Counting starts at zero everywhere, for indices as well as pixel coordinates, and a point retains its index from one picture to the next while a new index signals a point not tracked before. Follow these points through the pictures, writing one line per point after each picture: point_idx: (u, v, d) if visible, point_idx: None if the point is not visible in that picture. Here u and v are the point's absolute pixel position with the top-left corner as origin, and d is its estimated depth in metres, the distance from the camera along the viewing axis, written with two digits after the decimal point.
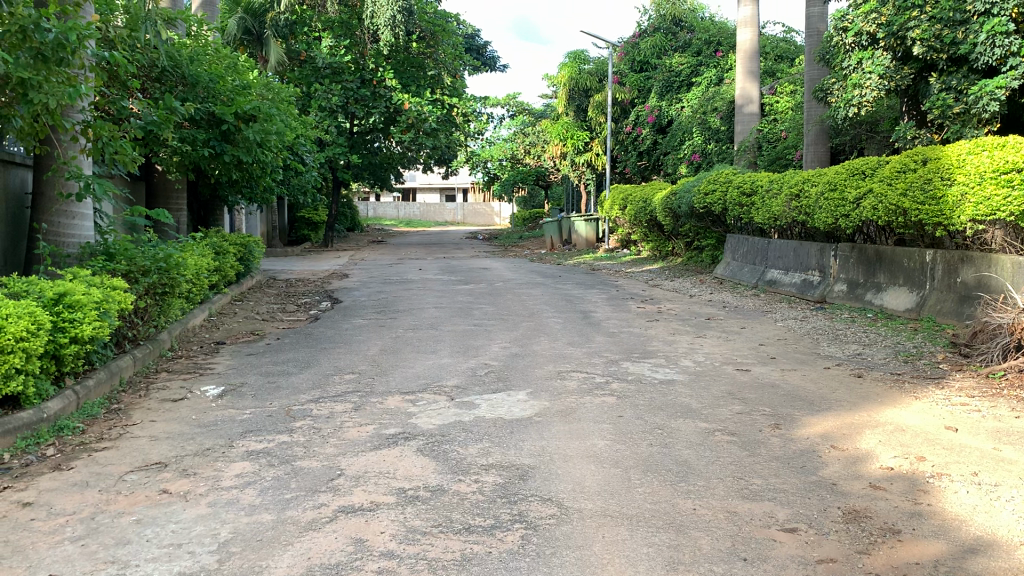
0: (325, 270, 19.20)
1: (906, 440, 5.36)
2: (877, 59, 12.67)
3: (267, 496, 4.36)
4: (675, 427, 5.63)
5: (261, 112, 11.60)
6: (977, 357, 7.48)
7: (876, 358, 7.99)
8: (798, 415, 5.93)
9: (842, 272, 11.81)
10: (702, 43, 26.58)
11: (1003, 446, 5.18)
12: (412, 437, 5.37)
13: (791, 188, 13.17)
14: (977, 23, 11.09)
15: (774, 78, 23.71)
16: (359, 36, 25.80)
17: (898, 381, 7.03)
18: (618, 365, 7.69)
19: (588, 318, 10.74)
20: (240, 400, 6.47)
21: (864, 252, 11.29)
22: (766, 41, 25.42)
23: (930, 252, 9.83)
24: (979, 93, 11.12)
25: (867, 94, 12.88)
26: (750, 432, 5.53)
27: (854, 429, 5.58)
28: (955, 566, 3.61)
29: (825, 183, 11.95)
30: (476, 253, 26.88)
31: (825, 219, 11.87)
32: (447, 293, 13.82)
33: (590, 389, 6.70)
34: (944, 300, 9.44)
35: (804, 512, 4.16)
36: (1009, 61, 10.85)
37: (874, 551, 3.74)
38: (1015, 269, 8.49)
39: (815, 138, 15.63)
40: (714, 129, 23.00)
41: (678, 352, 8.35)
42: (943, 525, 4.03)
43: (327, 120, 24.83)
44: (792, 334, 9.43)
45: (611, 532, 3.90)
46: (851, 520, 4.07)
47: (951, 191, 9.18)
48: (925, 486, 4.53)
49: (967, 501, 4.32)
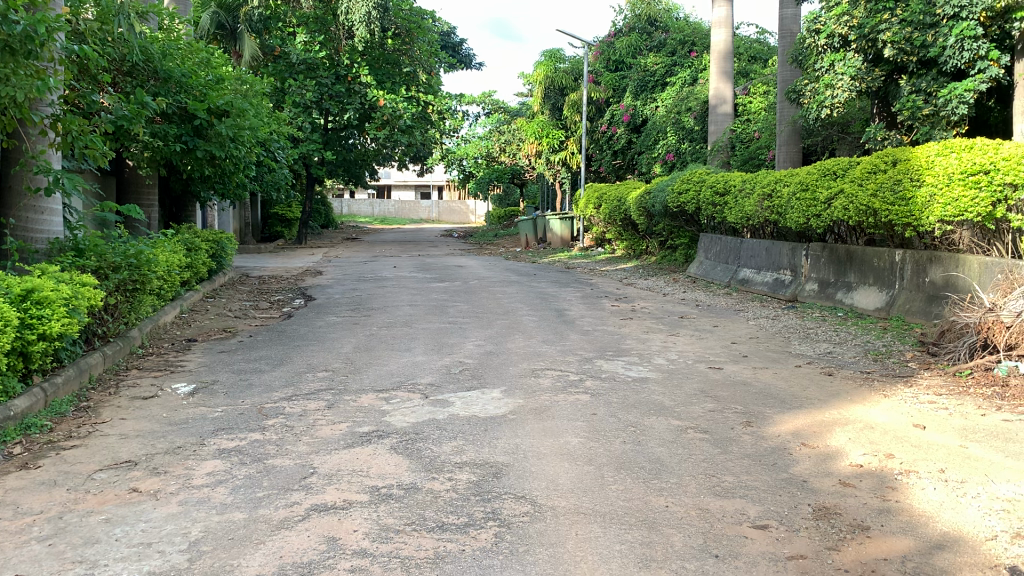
0: (299, 267, 19.09)
1: (875, 437, 5.43)
2: (848, 61, 12.79)
3: (239, 494, 4.33)
4: (649, 425, 5.66)
5: (234, 108, 11.75)
6: (944, 355, 7.60)
7: (846, 356, 8.09)
8: (769, 413, 5.99)
9: (813, 272, 11.92)
10: (677, 43, 26.72)
11: (970, 444, 5.26)
12: (385, 435, 5.36)
13: (763, 188, 13.29)
14: (946, 27, 11.24)
15: (748, 79, 23.90)
16: (334, 33, 25.63)
17: (867, 379, 7.12)
18: (592, 363, 7.71)
19: (563, 316, 10.77)
20: (211, 397, 6.42)
21: (835, 252, 11.41)
22: (740, 41, 25.60)
23: (899, 252, 9.95)
24: (948, 96, 11.31)
25: (838, 95, 12.99)
26: (722, 429, 5.57)
27: (823, 427, 5.65)
28: (921, 562, 3.67)
29: (797, 183, 12.07)
30: (451, 251, 26.83)
31: (796, 219, 11.99)
32: (421, 290, 13.79)
33: (564, 387, 6.72)
34: (913, 299, 9.57)
35: (775, 509, 4.20)
36: (978, 64, 11.04)
37: (843, 547, 3.78)
38: (982, 269, 8.63)
39: (787, 139, 15.77)
40: (688, 129, 23.14)
41: (652, 350, 8.40)
42: (910, 522, 4.09)
43: (301, 115, 24.73)
44: (764, 333, 9.52)
45: (583, 530, 3.92)
46: (821, 517, 4.12)
47: (920, 192, 9.31)
48: (893, 483, 4.59)
49: (934, 498, 4.39)
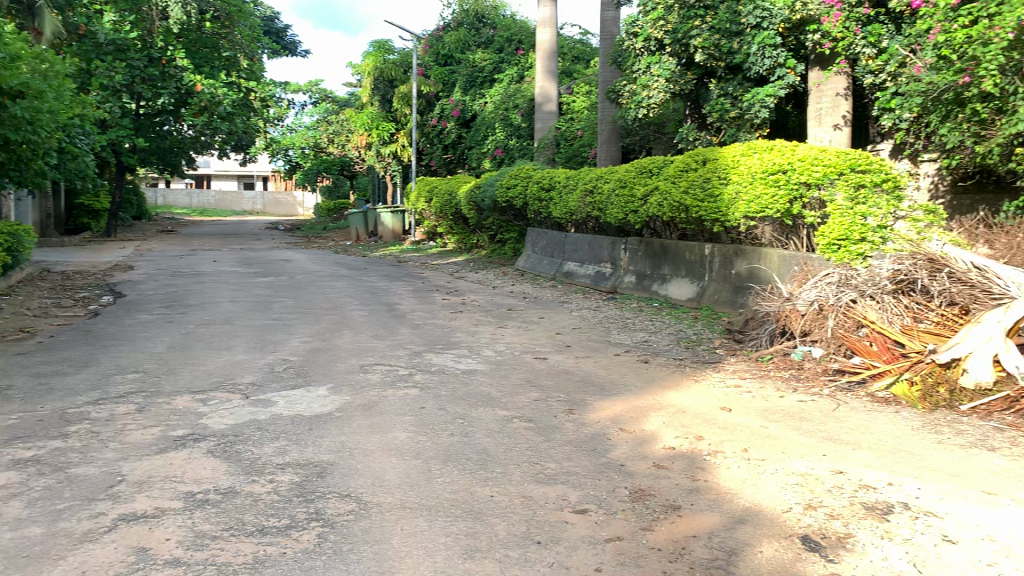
0: (108, 261, 17.87)
1: (686, 420, 5.76)
2: (662, 64, 13.42)
3: (35, 508, 4.00)
4: (475, 416, 5.72)
5: (29, 89, 10.94)
6: (748, 342, 8.16)
7: (662, 344, 8.52)
8: (590, 401, 6.21)
9: (632, 265, 12.46)
10: (504, 40, 27.10)
11: (769, 424, 5.68)
12: (202, 438, 5.11)
13: (586, 184, 13.74)
14: (750, 35, 12.09)
15: (572, 78, 24.63)
16: (146, 12, 23.80)
17: (680, 365, 7.54)
18: (421, 357, 7.71)
19: (392, 310, 10.70)
20: (4, 404, 5.89)
21: (651, 246, 11.98)
22: (565, 41, 26.31)
23: (709, 246, 10.59)
24: (751, 101, 12.16)
25: (654, 96, 13.56)
26: (546, 418, 5.72)
27: (640, 412, 5.92)
28: (725, 536, 3.92)
29: (617, 180, 12.56)
30: (277, 245, 25.97)
31: (616, 214, 12.48)
32: (244, 286, 13.27)
33: (392, 381, 6.67)
34: (721, 290, 10.21)
35: (594, 493, 4.36)
36: (777, 72, 11.92)
37: (656, 526, 3.99)
38: (781, 262, 9.32)
39: (608, 137, 16.38)
40: (515, 125, 23.56)
41: (480, 343, 8.50)
42: (716, 499, 4.36)
43: (110, 100, 23.00)
44: (587, 323, 9.86)
45: (409, 524, 3.91)
46: (636, 498, 4.32)
47: (727, 190, 9.92)
48: (702, 463, 4.88)
49: (737, 475, 4.71)
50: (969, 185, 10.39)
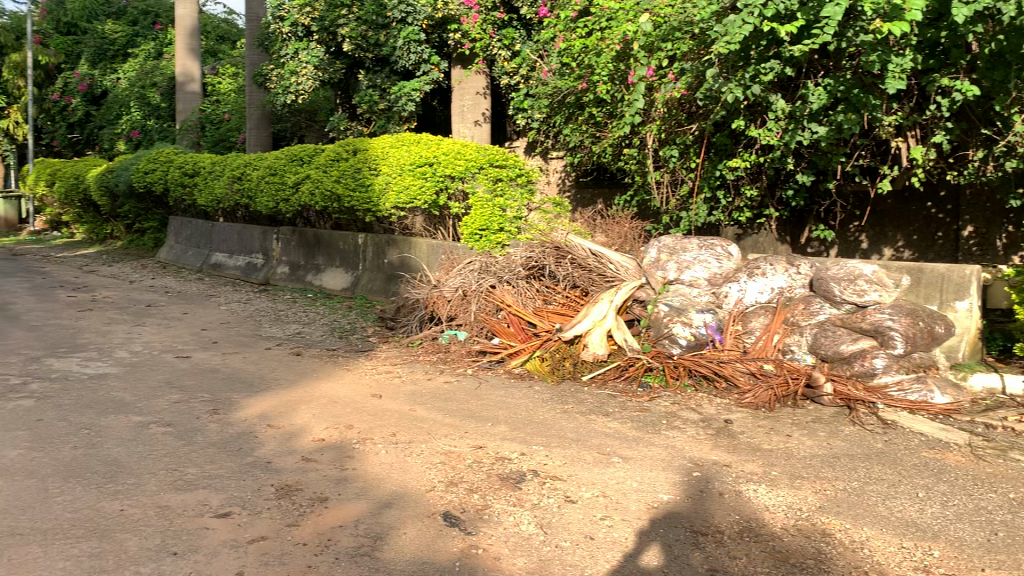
0: None
1: (335, 410, 5.77)
2: (311, 50, 13.19)
3: None
4: (105, 425, 5.23)
5: None
6: (400, 328, 8.38)
7: (314, 336, 8.44)
8: (237, 398, 5.98)
9: (284, 255, 12.17)
10: (139, 13, 25.43)
11: (416, 407, 5.90)
12: None
13: (234, 171, 13.17)
14: (395, 29, 12.30)
15: (216, 59, 23.42)
16: None
17: (332, 356, 7.54)
18: (40, 363, 6.86)
19: (4, 311, 9.39)
20: None
21: (304, 236, 11.79)
22: (207, 19, 24.87)
23: (361, 236, 10.69)
24: (398, 92, 12.45)
25: (303, 83, 13.27)
26: (187, 420, 5.40)
27: (289, 406, 5.82)
28: (371, 522, 4.00)
29: (267, 168, 12.20)
30: None
31: (267, 203, 12.13)
32: None
33: (2, 393, 5.87)
34: (374, 279, 10.37)
35: (238, 494, 4.21)
36: (422, 67, 12.36)
37: (302, 521, 3.95)
38: (429, 251, 9.70)
39: (258, 123, 15.83)
40: (153, 105, 21.83)
41: (113, 343, 7.78)
42: (364, 486, 4.43)
43: None
44: (237, 317, 9.46)
45: (18, 553, 3.48)
46: (282, 495, 4.24)
47: (377, 180, 10.09)
48: (351, 452, 4.94)
49: (384, 460, 4.83)
50: (589, 180, 11.53)
